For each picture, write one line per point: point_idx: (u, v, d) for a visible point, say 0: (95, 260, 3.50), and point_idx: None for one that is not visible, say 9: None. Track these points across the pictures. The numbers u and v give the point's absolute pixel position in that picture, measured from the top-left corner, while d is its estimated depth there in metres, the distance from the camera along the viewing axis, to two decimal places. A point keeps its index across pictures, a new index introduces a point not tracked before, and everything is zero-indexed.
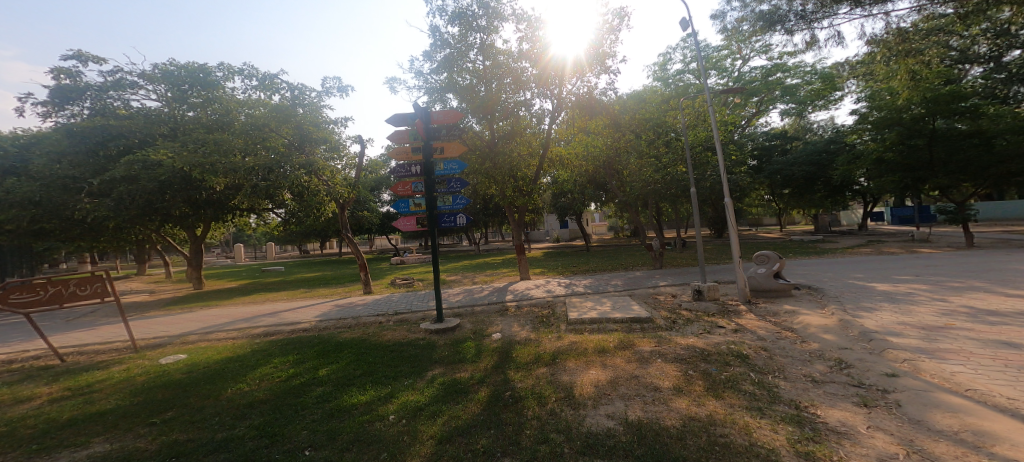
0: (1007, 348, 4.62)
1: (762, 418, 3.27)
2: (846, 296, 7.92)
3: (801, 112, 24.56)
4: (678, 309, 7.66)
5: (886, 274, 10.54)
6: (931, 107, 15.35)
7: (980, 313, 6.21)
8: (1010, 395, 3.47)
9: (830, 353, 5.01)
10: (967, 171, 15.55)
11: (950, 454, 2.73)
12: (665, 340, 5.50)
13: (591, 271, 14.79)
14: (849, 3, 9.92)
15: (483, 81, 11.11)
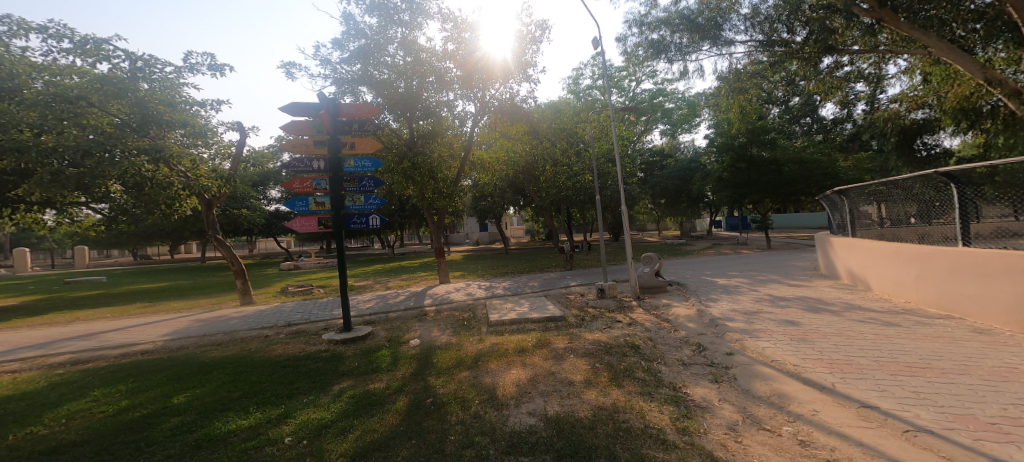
0: (790, 326, 6.16)
1: (652, 401, 3.80)
2: (701, 290, 9.60)
3: (673, 133, 28.86)
4: (584, 306, 8.36)
5: (726, 270, 13.03)
6: (750, 137, 19.68)
7: (777, 299, 8.16)
8: (795, 362, 4.62)
9: (692, 338, 6.03)
10: (770, 191, 19.92)
11: (767, 414, 3.56)
12: (576, 336, 5.99)
13: (507, 273, 15.26)
14: (709, 43, 12.88)
15: (395, 75, 10.65)
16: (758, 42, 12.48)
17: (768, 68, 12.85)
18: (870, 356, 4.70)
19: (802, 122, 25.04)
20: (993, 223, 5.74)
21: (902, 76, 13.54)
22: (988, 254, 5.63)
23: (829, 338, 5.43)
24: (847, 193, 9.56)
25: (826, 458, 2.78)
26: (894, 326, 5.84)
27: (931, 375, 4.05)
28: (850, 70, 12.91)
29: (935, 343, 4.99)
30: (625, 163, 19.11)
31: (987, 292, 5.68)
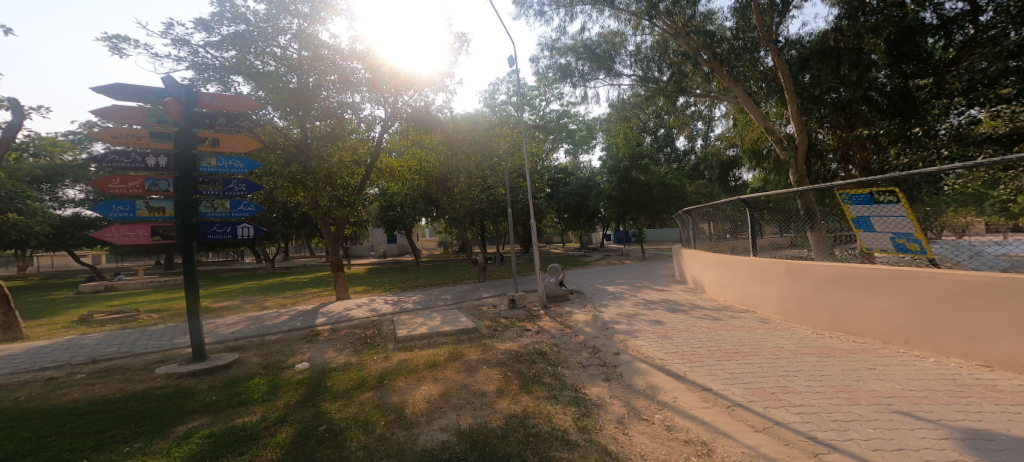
0: (657, 325, 7.04)
1: (558, 405, 3.99)
2: (596, 297, 10.44)
3: (574, 153, 31.01)
4: (496, 317, 8.42)
5: (615, 279, 14.42)
6: (631, 161, 22.35)
7: (654, 303, 9.27)
8: (660, 356, 5.27)
9: (589, 342, 6.48)
10: (646, 208, 22.84)
11: (644, 405, 3.98)
12: (489, 347, 6.00)
13: (415, 287, 14.61)
14: (606, 74, 14.29)
15: (280, 62, 9.65)
16: (638, 77, 14.44)
17: (644, 100, 14.67)
18: (706, 345, 5.60)
19: (664, 151, 29.53)
20: (768, 238, 7.38)
21: (722, 120, 16.89)
22: (770, 262, 7.05)
23: (689, 333, 6.31)
24: (690, 211, 10.92)
25: (684, 438, 3.20)
26: (717, 320, 7.04)
27: (738, 359, 4.94)
28: (693, 110, 15.48)
29: (747, 332, 6.13)
30: (535, 178, 19.90)
31: (770, 291, 7.09)
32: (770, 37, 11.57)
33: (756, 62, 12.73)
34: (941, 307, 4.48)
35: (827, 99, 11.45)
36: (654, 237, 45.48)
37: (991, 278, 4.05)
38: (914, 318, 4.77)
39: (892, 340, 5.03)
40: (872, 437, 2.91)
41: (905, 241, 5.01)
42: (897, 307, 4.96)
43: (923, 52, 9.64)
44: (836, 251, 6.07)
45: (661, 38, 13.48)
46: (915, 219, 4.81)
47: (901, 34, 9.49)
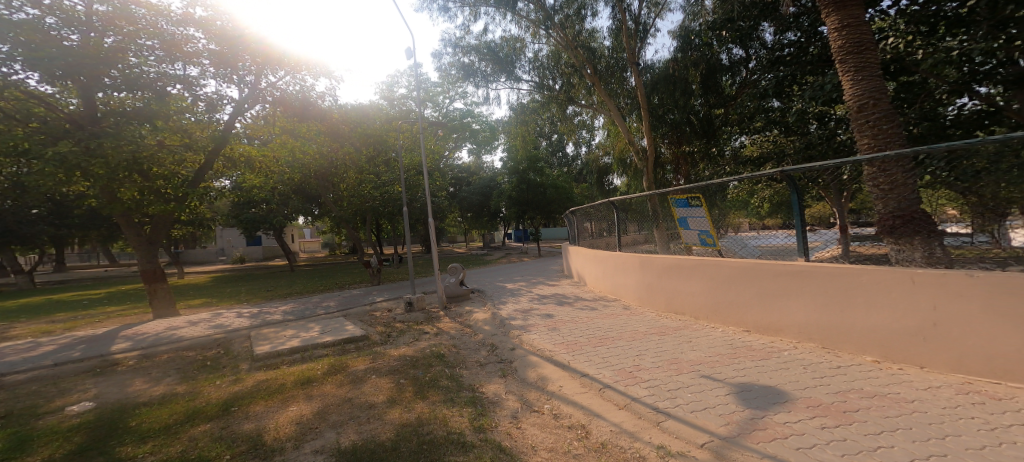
0: (551, 318, 7.31)
1: (454, 407, 3.83)
2: (497, 295, 10.53)
3: (477, 152, 30.90)
4: (392, 322, 7.91)
5: (514, 276, 14.78)
6: (530, 163, 23.20)
7: (550, 296, 9.67)
8: (550, 348, 5.45)
9: (487, 340, 6.45)
10: (545, 208, 23.78)
11: (535, 396, 4.03)
12: (379, 355, 5.59)
13: (295, 295, 13.10)
14: (507, 78, 14.51)
15: (48, 11, 7.90)
16: (534, 83, 15.06)
17: (541, 106, 15.27)
18: (585, 334, 5.95)
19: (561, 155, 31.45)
20: (630, 236, 8.10)
21: (599, 130, 18.47)
22: (625, 255, 7.92)
23: (576, 322, 6.71)
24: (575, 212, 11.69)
25: (569, 424, 3.29)
26: (593, 309, 7.61)
27: (606, 343, 5.35)
28: (579, 119, 16.53)
29: (616, 318, 6.70)
30: (434, 176, 19.41)
31: (623, 281, 8.07)
32: (635, 59, 13.27)
33: (624, 79, 14.12)
34: (723, 286, 5.65)
35: (666, 119, 13.65)
36: (552, 235, 48.09)
37: (750, 264, 5.23)
38: (707, 296, 5.92)
39: (694, 314, 6.18)
40: (692, 400, 3.36)
41: (706, 237, 6.12)
42: (698, 289, 6.09)
43: (718, 88, 12.39)
44: (671, 244, 7.24)
45: (553, 47, 14.13)
46: (711, 218, 5.98)
47: (709, 70, 12.18)
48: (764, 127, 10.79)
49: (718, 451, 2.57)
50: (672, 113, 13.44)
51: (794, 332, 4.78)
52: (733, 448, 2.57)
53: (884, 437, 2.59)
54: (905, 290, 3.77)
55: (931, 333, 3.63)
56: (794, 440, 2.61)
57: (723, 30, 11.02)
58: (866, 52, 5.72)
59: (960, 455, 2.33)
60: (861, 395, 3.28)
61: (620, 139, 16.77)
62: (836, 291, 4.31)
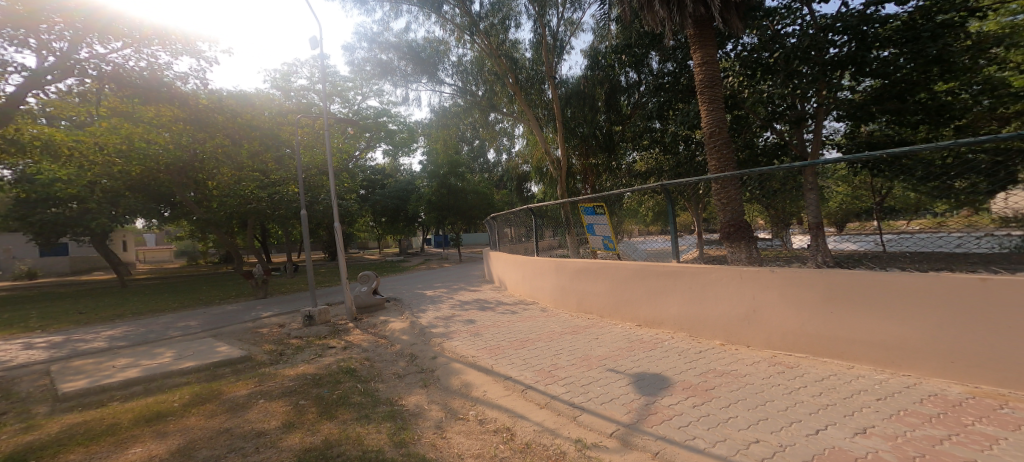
0: (473, 323, 7.28)
1: (369, 424, 3.60)
2: (415, 302, 10.20)
3: (393, 153, 29.42)
4: (284, 339, 7.16)
5: (434, 282, 14.44)
6: (450, 168, 22.95)
7: (471, 302, 9.63)
8: (473, 354, 5.42)
9: (406, 350, 6.19)
10: (465, 214, 23.74)
11: (459, 403, 3.97)
12: (267, 377, 5.02)
13: (171, 312, 11.27)
14: (428, 80, 14.22)
15: None
16: (457, 87, 15.09)
17: (463, 111, 15.29)
18: (508, 337, 6.02)
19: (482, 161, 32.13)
20: (546, 242, 8.36)
21: (520, 139, 19.06)
22: (542, 259, 8.21)
23: (498, 327, 6.77)
24: (496, 217, 11.81)
25: (493, 428, 3.27)
26: (514, 313, 7.75)
27: (525, 346, 5.46)
28: (501, 127, 16.87)
29: (535, 320, 6.90)
30: (342, 177, 18.12)
31: (537, 282, 8.48)
32: (552, 73, 13.90)
33: (541, 91, 14.64)
34: (616, 284, 6.30)
35: (576, 132, 14.56)
36: (472, 240, 48.14)
37: (640, 265, 5.89)
38: (603, 294, 6.54)
39: (594, 310, 6.76)
40: (600, 393, 3.58)
41: (608, 242, 6.60)
42: (597, 290, 6.65)
43: (617, 108, 13.80)
44: (580, 249, 7.66)
45: (477, 54, 14.24)
46: (612, 225, 6.53)
47: (610, 91, 13.53)
48: (649, 145, 12.71)
49: (624, 439, 2.76)
50: (582, 127, 14.30)
51: (669, 323, 5.57)
52: (635, 434, 2.78)
53: (735, 409, 3.10)
54: (745, 282, 4.67)
55: (760, 318, 4.58)
56: (678, 420, 2.94)
57: (622, 54, 12.21)
58: (715, 88, 7.41)
59: (775, 417, 2.94)
60: (716, 374, 3.89)
61: (536, 148, 17.46)
62: (699, 286, 5.16)
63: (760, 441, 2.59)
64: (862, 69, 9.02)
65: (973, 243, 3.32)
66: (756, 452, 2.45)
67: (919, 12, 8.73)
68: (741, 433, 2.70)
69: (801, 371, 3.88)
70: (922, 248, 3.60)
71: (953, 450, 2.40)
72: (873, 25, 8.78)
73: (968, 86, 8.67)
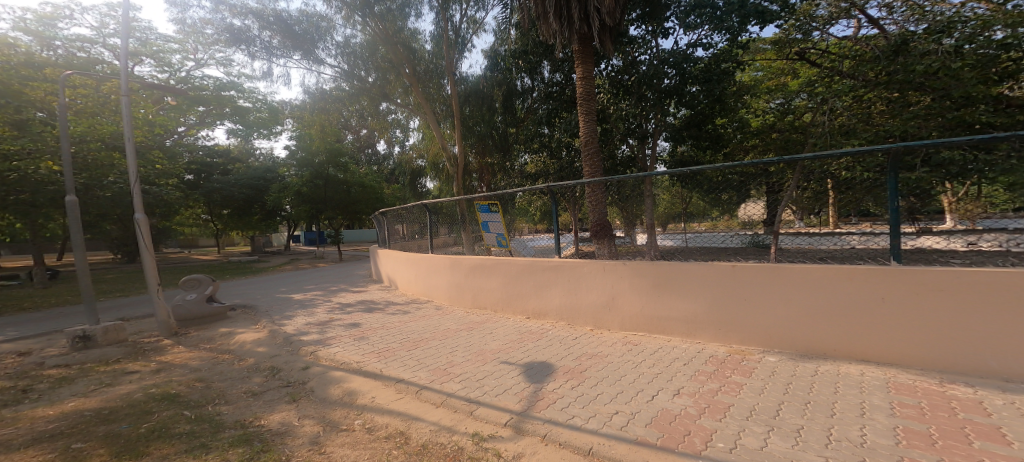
0: (353, 328, 6.78)
1: (208, 454, 2.99)
2: (273, 310, 8.99)
3: (246, 137, 24.05)
4: (43, 371, 5.44)
5: (303, 285, 12.98)
6: (328, 157, 20.96)
7: (346, 306, 8.91)
8: (356, 360, 5.05)
9: (263, 363, 5.41)
10: (342, 209, 21.91)
11: (341, 414, 3.65)
12: (14, 421, 3.72)
13: None
14: (302, 54, 12.84)
15: None
16: (342, 70, 13.86)
17: (347, 98, 14.18)
18: (397, 339, 5.78)
19: (367, 152, 30.74)
20: (441, 239, 8.24)
21: (415, 132, 18.56)
22: (438, 256, 8.04)
23: (390, 328, 6.48)
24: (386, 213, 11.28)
25: (385, 435, 3.11)
26: (406, 313, 7.50)
27: (421, 345, 5.32)
28: (394, 118, 16.08)
29: (429, 319, 6.78)
30: (151, 158, 14.67)
31: (431, 281, 8.33)
32: (452, 68, 13.83)
33: (440, 86, 14.53)
34: (504, 279, 6.58)
35: (475, 131, 14.93)
36: (352, 237, 45.30)
37: (529, 261, 6.21)
38: (493, 288, 6.76)
39: (488, 305, 6.90)
40: (494, 386, 3.68)
41: (501, 239, 6.87)
42: (491, 285, 6.81)
43: (513, 111, 14.29)
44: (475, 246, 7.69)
45: (370, 39, 13.35)
46: (505, 223, 6.73)
47: (508, 93, 13.97)
48: (539, 148, 13.38)
49: (517, 426, 2.88)
50: (479, 126, 14.62)
51: (549, 314, 6.02)
52: (527, 420, 2.92)
53: (601, 386, 3.47)
54: (608, 272, 5.40)
55: (617, 304, 5.33)
56: (561, 403, 3.18)
57: (518, 59, 12.53)
58: (593, 101, 8.24)
59: (627, 389, 3.40)
60: (588, 357, 4.32)
61: (432, 144, 17.14)
62: (573, 278, 5.72)
63: (620, 412, 2.95)
64: (681, 100, 11.09)
65: (728, 240, 4.66)
66: (618, 422, 2.79)
67: (713, 58, 10.57)
68: (606, 407, 3.04)
69: (642, 347, 4.62)
70: (707, 245, 4.75)
71: (724, 398, 3.13)
72: (690, 64, 10.53)
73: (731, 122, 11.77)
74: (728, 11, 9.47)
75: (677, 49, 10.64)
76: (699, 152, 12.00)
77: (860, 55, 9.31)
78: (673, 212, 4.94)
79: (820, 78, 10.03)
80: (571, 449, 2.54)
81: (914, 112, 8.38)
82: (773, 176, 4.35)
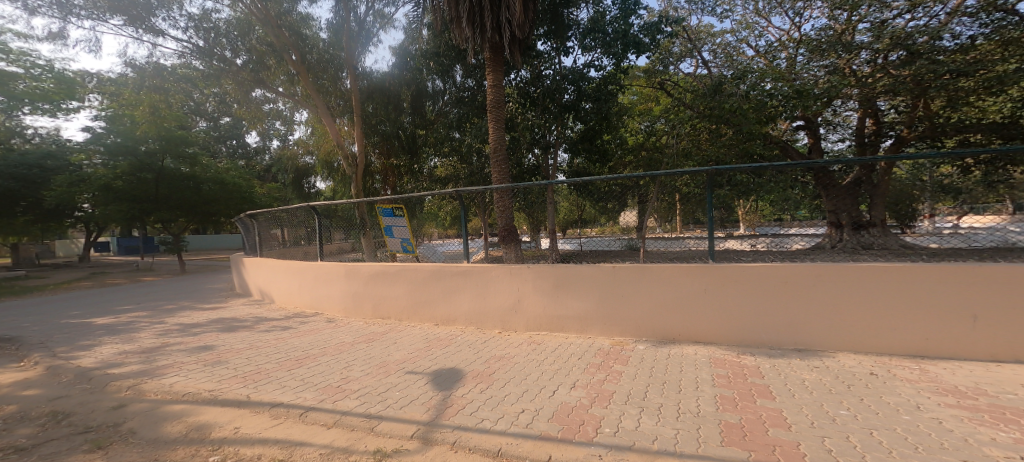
0: (203, 352, 5.50)
1: None
2: (58, 340, 6.69)
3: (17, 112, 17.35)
4: None
5: (113, 308, 10.19)
6: (165, 144, 17.30)
7: (187, 328, 7.19)
8: (209, 388, 4.08)
9: (36, 409, 3.81)
10: (181, 209, 18.53)
11: (188, 454, 2.89)
12: None
13: None
14: (124, 19, 11.31)
15: None
16: (196, 47, 11.93)
17: (202, 78, 12.31)
18: (269, 360, 4.94)
19: (227, 144, 27.07)
20: (337, 244, 7.79)
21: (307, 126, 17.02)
22: (329, 265, 7.33)
23: (264, 346, 5.61)
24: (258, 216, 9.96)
25: None
26: (287, 329, 6.59)
27: (307, 363, 4.75)
28: (272, 108, 14.48)
29: (318, 334, 6.14)
30: None
31: (319, 291, 7.54)
32: (353, 63, 12.92)
33: (338, 80, 13.54)
34: (410, 286, 6.32)
35: (379, 130, 14.20)
36: (200, 244, 38.82)
37: (435, 267, 6.05)
38: (397, 297, 6.46)
39: (392, 315, 6.56)
40: (399, 398, 3.50)
41: (407, 244, 6.68)
42: (396, 293, 6.48)
43: (421, 111, 13.91)
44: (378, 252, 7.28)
45: (243, 16, 11.89)
46: (411, 227, 6.65)
47: (416, 94, 13.62)
48: (449, 152, 13.33)
49: (425, 437, 2.79)
50: (383, 125, 13.99)
51: (457, 320, 5.96)
52: (435, 430, 2.85)
53: (509, 387, 3.55)
54: (509, 276, 5.55)
55: (522, 307, 5.49)
56: (470, 407, 3.17)
57: (430, 60, 11.94)
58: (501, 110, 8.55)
59: (530, 387, 3.53)
60: (497, 360, 4.38)
61: (325, 139, 15.76)
62: (480, 282, 5.74)
63: (525, 410, 3.05)
64: (577, 116, 11.93)
65: (611, 244, 5.13)
66: (524, 420, 2.88)
67: (604, 80, 11.53)
68: (513, 407, 3.12)
69: (545, 346, 4.85)
70: (596, 248, 5.21)
71: (609, 386, 3.46)
72: (585, 82, 11.47)
73: (613, 138, 13.09)
74: (614, 38, 10.49)
75: (575, 68, 11.46)
76: (590, 164, 13.22)
77: (694, 91, 11.86)
78: (569, 218, 5.40)
79: (672, 108, 12.29)
80: (481, 453, 2.54)
81: (723, 141, 11.05)
82: (641, 190, 5.01)
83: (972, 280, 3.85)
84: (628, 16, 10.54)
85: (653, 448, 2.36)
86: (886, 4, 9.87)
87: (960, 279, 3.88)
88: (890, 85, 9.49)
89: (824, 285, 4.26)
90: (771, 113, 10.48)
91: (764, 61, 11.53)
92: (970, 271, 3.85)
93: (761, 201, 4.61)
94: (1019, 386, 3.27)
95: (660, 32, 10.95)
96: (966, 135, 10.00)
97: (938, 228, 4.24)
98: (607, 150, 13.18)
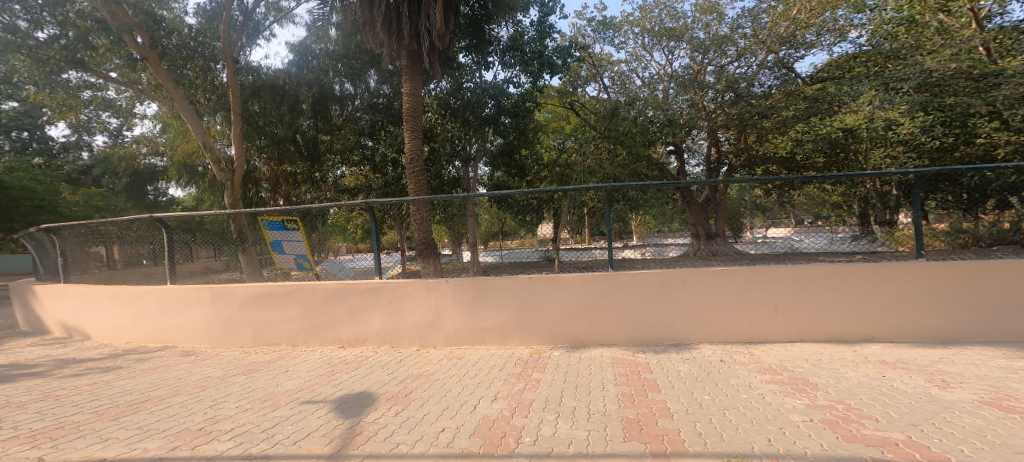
0: None
1: None
2: None
3: None
4: None
5: None
6: None
7: None
8: None
9: None
10: None
11: None
12: None
13: None
14: None
15: None
16: None
17: None
18: (84, 410, 3.78)
19: (12, 135, 20.67)
20: (200, 263, 6.69)
21: (145, 119, 14.33)
22: (190, 288, 6.17)
23: (73, 395, 4.27)
24: (56, 232, 7.69)
25: None
26: (115, 370, 5.21)
27: (149, 406, 3.82)
28: (94, 95, 11.82)
29: (168, 371, 5.04)
30: None
31: (173, 321, 6.25)
32: (232, 54, 11.21)
33: (210, 72, 11.84)
34: (306, 307, 5.67)
35: (267, 131, 12.44)
36: None
37: (339, 285, 5.55)
38: (291, 320, 5.72)
39: (282, 341, 5.78)
40: (293, 432, 3.01)
41: (303, 260, 5.94)
42: (293, 317, 5.72)
43: (328, 115, 12.57)
44: (264, 271, 6.31)
45: None
46: (309, 242, 5.88)
47: (320, 95, 12.11)
48: (359, 161, 13.15)
49: None
50: (275, 127, 12.34)
51: (368, 339, 5.53)
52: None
53: (427, 406, 3.38)
54: (424, 291, 5.33)
55: (440, 322, 5.31)
56: (383, 433, 2.90)
57: (338, 62, 11.37)
58: (418, 119, 8.11)
59: (451, 403, 3.42)
60: (413, 379, 4.15)
61: (186, 138, 13.44)
62: (394, 299, 5.43)
63: (445, 428, 2.92)
64: (496, 129, 12.04)
65: (530, 255, 5.27)
66: (443, 439, 2.73)
67: (523, 97, 11.81)
68: (432, 427, 2.95)
69: (466, 359, 4.76)
70: (517, 260, 5.27)
71: (528, 395, 3.53)
72: (505, 98, 11.55)
73: (530, 154, 13.77)
74: (531, 57, 11.03)
75: (496, 83, 11.53)
76: (509, 178, 13.62)
77: (596, 113, 13.38)
78: (491, 230, 5.29)
79: (580, 127, 13.79)
80: None
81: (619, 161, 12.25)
82: (555, 203, 5.24)
83: (802, 277, 4.85)
84: (543, 38, 11.12)
85: (568, 453, 2.43)
86: (723, 51, 12.06)
87: (795, 277, 4.87)
88: (725, 120, 11.59)
89: (700, 287, 4.97)
90: (651, 138, 12.04)
91: (647, 90, 13.20)
92: (799, 270, 4.86)
93: (647, 216, 5.29)
94: (805, 360, 4.20)
95: (571, 56, 11.72)
96: (769, 166, 13.08)
97: (756, 237, 5.10)
98: (525, 165, 13.65)
